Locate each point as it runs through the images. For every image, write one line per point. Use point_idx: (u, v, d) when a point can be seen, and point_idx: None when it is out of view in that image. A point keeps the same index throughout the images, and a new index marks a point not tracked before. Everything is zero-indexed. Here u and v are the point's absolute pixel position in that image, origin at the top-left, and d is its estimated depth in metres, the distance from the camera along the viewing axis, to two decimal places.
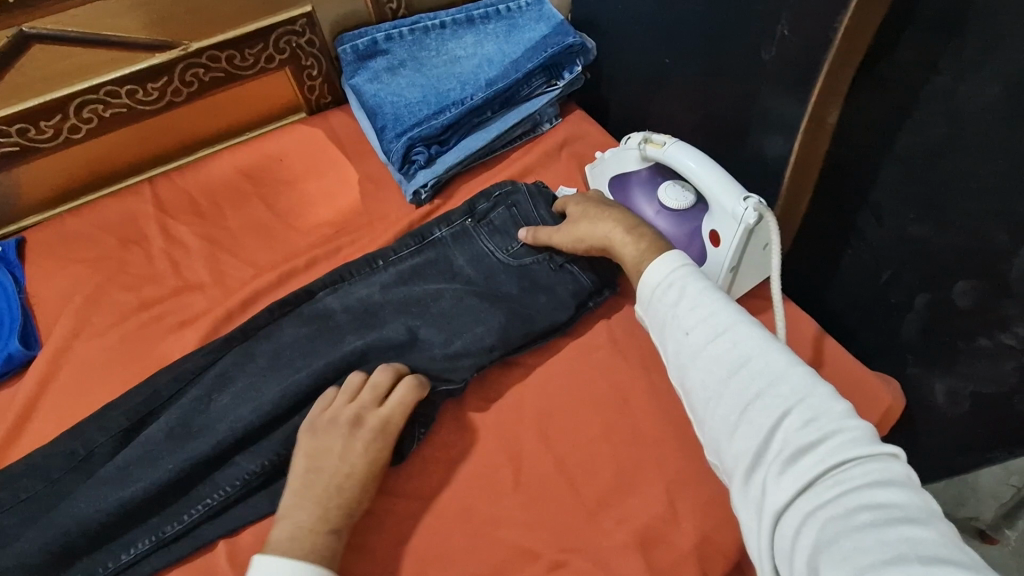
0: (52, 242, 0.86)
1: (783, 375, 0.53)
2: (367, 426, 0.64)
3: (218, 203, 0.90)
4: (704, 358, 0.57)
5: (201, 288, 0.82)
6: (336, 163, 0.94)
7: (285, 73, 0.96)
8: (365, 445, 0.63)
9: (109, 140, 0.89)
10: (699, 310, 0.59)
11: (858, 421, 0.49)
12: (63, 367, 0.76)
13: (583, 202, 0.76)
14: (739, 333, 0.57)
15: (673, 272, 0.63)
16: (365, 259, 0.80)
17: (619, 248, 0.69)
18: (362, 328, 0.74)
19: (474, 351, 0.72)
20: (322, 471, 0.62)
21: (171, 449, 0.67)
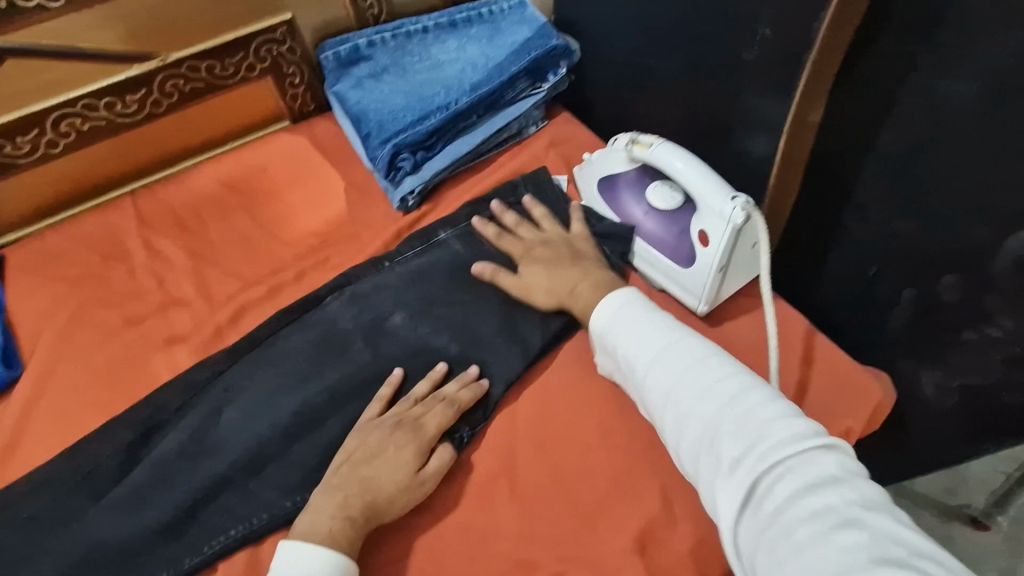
0: (32, 260, 0.84)
1: (723, 388, 0.55)
2: (410, 429, 0.65)
3: (202, 215, 0.89)
4: (647, 381, 0.59)
5: (186, 303, 0.81)
6: (320, 174, 0.93)
7: (268, 82, 0.95)
8: (404, 449, 0.64)
9: (89, 154, 0.87)
10: (643, 336, 0.62)
11: (792, 420, 0.50)
12: (46, 389, 0.74)
13: (538, 247, 0.76)
14: (676, 351, 0.59)
15: (620, 304, 0.65)
16: (371, 263, 0.81)
17: (569, 304, 0.71)
18: (370, 337, 0.74)
19: (480, 351, 0.73)
20: (359, 466, 0.63)
21: (186, 467, 0.67)
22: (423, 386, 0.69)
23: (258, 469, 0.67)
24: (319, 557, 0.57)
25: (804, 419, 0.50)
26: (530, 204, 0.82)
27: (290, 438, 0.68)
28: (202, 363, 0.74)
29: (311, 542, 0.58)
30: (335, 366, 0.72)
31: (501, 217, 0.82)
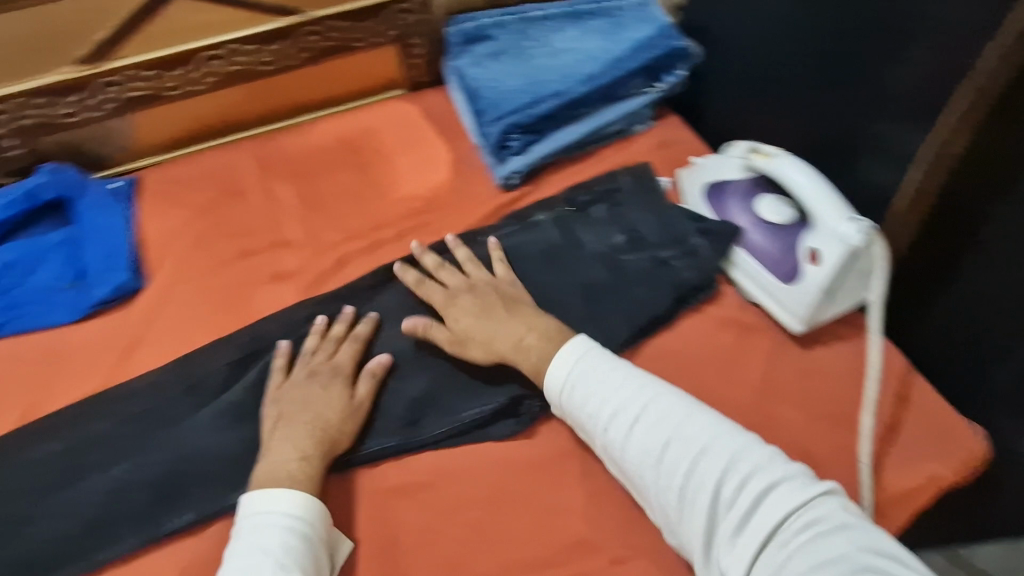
0: (163, 185, 0.92)
1: (706, 449, 0.58)
2: (322, 372, 0.69)
3: (316, 166, 0.94)
4: (633, 444, 0.61)
5: (295, 245, 0.86)
6: (428, 143, 0.97)
7: (394, 50, 0.99)
8: (331, 387, 0.68)
9: (225, 96, 0.93)
10: (615, 396, 0.63)
11: (784, 470, 0.55)
12: (164, 303, 0.80)
13: (462, 293, 0.74)
14: (658, 409, 0.61)
15: (583, 360, 0.66)
16: (467, 235, 0.84)
17: (514, 357, 0.69)
18: None
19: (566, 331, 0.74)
20: (292, 415, 0.66)
21: None
22: (311, 340, 0.72)
23: None
24: (294, 496, 0.59)
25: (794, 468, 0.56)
26: (453, 246, 0.80)
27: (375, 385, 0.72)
28: (304, 303, 0.78)
29: (276, 483, 0.60)
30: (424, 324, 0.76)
31: (421, 260, 0.79)
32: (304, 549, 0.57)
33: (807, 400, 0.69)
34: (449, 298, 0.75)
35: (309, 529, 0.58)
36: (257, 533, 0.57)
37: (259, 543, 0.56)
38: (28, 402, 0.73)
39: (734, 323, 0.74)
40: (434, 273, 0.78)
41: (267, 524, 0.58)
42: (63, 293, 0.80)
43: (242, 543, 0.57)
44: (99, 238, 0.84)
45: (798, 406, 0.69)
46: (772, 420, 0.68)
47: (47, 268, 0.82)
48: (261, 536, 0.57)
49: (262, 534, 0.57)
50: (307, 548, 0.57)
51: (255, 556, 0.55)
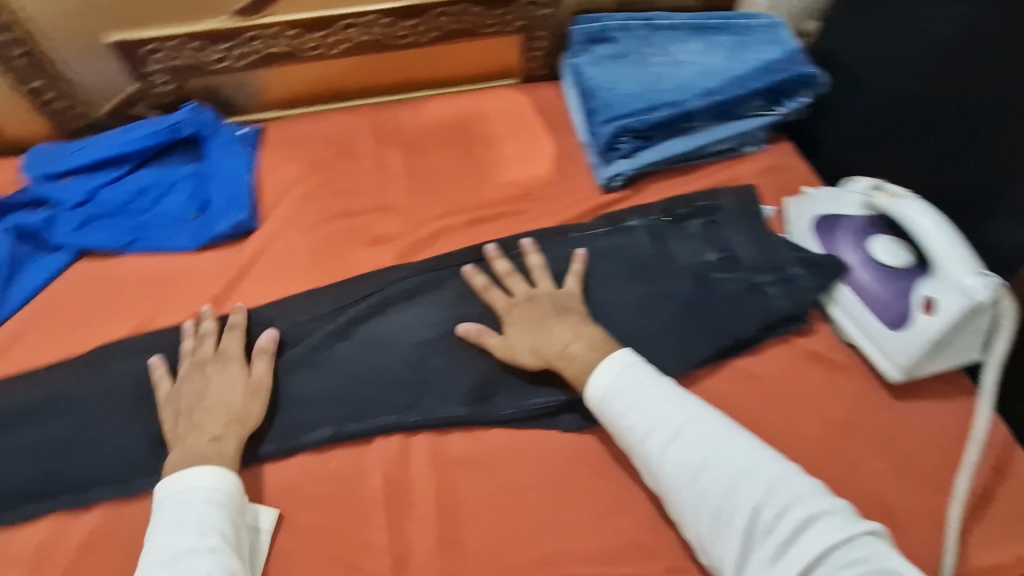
0: (285, 138, 0.98)
1: (746, 473, 0.56)
2: (210, 363, 0.70)
3: (425, 141, 0.98)
4: (669, 461, 0.59)
5: (396, 212, 0.90)
6: (535, 135, 0.99)
7: (517, 40, 1.01)
8: (226, 371, 0.69)
9: (355, 63, 0.98)
10: (655, 410, 0.61)
11: (828, 503, 0.53)
12: (271, 245, 0.85)
13: (524, 299, 0.74)
14: (698, 428, 0.60)
15: (625, 370, 0.65)
16: (559, 229, 0.83)
17: (559, 365, 0.68)
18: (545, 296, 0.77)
19: (651, 337, 0.73)
20: (192, 409, 0.66)
21: (361, 352, 0.74)
22: (188, 342, 0.72)
23: (423, 373, 0.72)
24: (208, 470, 0.60)
25: (840, 502, 0.53)
26: (492, 256, 0.78)
27: (453, 357, 0.73)
28: (399, 266, 0.81)
29: (192, 462, 0.61)
30: None
31: (494, 264, 0.78)
32: (221, 515, 0.58)
33: (894, 453, 0.66)
34: (510, 301, 0.74)
35: (228, 497, 0.59)
36: (174, 509, 0.58)
37: (177, 519, 0.57)
38: (143, 315, 0.78)
39: (825, 360, 0.72)
40: (502, 277, 0.77)
41: (184, 500, 0.58)
42: (188, 223, 0.86)
43: (159, 523, 0.57)
44: (225, 178, 0.90)
45: (885, 457, 0.66)
46: (854, 466, 0.66)
47: (176, 196, 0.89)
48: (177, 511, 0.57)
49: (178, 510, 0.57)
50: (225, 516, 0.58)
51: (177, 529, 0.56)
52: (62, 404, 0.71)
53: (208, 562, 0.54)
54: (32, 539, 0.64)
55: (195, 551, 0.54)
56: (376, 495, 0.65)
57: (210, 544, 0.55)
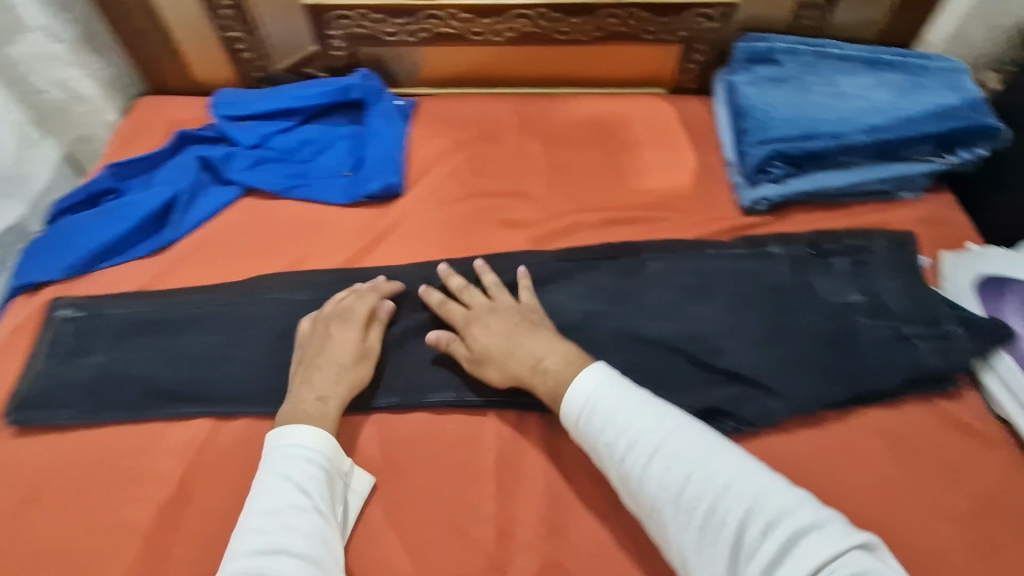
0: (437, 114, 1.02)
1: (731, 489, 0.55)
2: (338, 318, 0.73)
3: (568, 136, 0.99)
4: (650, 480, 0.57)
5: (532, 199, 0.91)
6: (678, 147, 0.98)
7: (675, 50, 1.01)
8: (342, 330, 0.72)
9: (515, 52, 1.01)
10: (636, 425, 0.60)
11: (815, 515, 0.52)
12: (411, 211, 0.90)
13: (489, 311, 0.74)
14: (677, 442, 0.58)
15: (604, 382, 0.63)
16: (696, 243, 0.83)
17: (532, 380, 0.68)
18: (674, 307, 0.77)
19: (783, 369, 0.70)
20: (314, 362, 0.70)
21: None
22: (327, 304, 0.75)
23: None
24: (313, 433, 0.64)
25: (829, 514, 0.52)
26: (481, 270, 0.79)
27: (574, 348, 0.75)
28: (529, 252, 0.84)
29: (293, 420, 0.65)
30: (634, 312, 0.77)
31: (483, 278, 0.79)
32: (321, 478, 0.61)
33: None
34: (472, 318, 0.74)
35: (328, 462, 0.63)
36: (281, 462, 0.62)
37: (281, 471, 0.61)
38: (295, 255, 0.85)
39: (969, 428, 0.68)
40: (458, 293, 0.77)
41: (290, 456, 0.62)
42: (342, 178, 0.93)
43: (266, 473, 0.61)
44: (380, 141, 0.95)
45: None
46: (990, 546, 0.61)
47: (334, 152, 0.96)
48: (284, 465, 0.61)
49: (283, 464, 0.61)
50: (322, 480, 0.61)
51: (281, 483, 0.60)
52: (219, 324, 0.78)
53: (307, 521, 0.58)
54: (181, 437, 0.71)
55: (297, 509, 0.58)
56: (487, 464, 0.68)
57: (311, 505, 0.59)
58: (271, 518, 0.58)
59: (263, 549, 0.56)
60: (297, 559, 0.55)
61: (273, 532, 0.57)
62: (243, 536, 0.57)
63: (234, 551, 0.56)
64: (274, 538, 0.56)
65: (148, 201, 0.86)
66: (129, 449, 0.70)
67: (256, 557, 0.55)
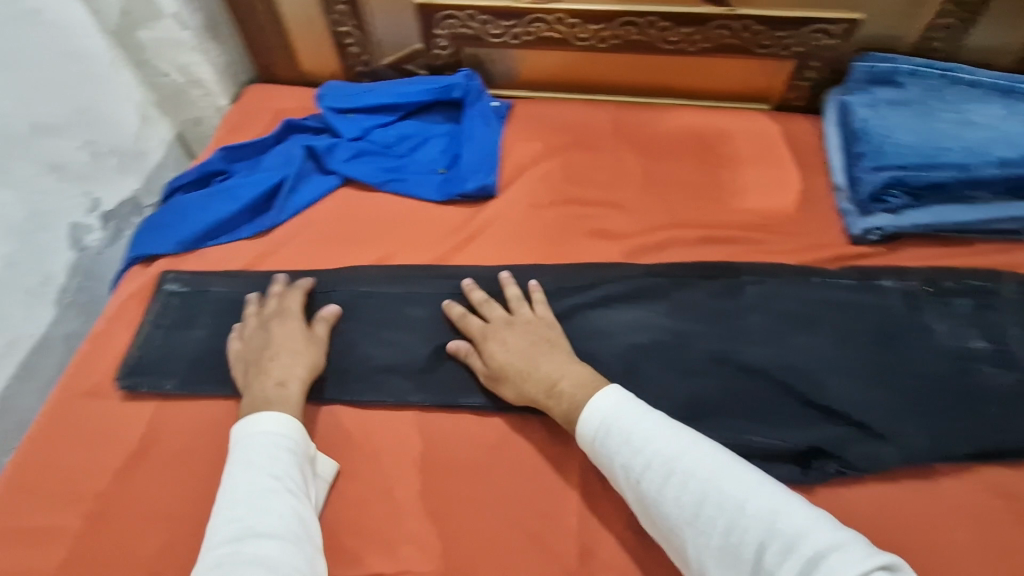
0: (532, 117, 1.02)
1: (747, 508, 0.52)
2: (274, 316, 0.76)
3: (665, 148, 0.97)
4: (666, 502, 0.56)
5: (625, 210, 0.89)
6: (783, 167, 0.94)
7: (787, 65, 0.97)
8: (283, 324, 0.75)
9: (617, 59, 1.00)
10: (649, 444, 0.59)
11: (835, 536, 0.48)
12: (503, 213, 0.90)
13: (507, 326, 0.74)
14: (691, 463, 0.57)
15: (617, 401, 0.63)
16: (801, 270, 0.79)
17: (547, 401, 0.68)
18: (773, 336, 0.74)
19: (893, 412, 0.66)
20: (261, 359, 0.71)
21: (580, 338, 0.76)
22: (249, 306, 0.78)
23: (635, 377, 0.73)
24: (276, 416, 0.65)
25: (849, 536, 0.48)
26: (506, 282, 0.79)
27: (665, 368, 0.73)
28: (621, 265, 0.82)
29: (262, 409, 0.66)
30: (730, 336, 0.75)
31: (506, 289, 0.79)
32: (289, 458, 0.62)
33: None
34: (492, 330, 0.74)
35: (294, 443, 0.64)
36: (249, 450, 0.62)
37: (251, 460, 0.61)
38: (388, 249, 0.87)
39: None
40: (478, 306, 0.78)
41: (258, 441, 0.62)
42: (436, 176, 0.94)
43: (235, 465, 0.61)
44: (478, 140, 0.95)
45: None
46: None
47: (430, 148, 0.97)
48: (253, 451, 0.62)
49: (251, 451, 0.62)
50: (291, 459, 0.62)
51: (250, 469, 0.60)
52: (314, 309, 0.81)
53: (284, 502, 0.58)
54: None
55: (271, 490, 0.58)
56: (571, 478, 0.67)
57: (285, 486, 0.59)
58: (244, 503, 0.57)
59: (238, 533, 0.55)
60: (275, 539, 0.55)
61: (247, 516, 0.56)
62: (218, 527, 0.56)
63: (209, 542, 0.55)
64: (248, 522, 0.56)
65: (256, 184, 0.90)
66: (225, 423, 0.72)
67: (232, 542, 0.55)
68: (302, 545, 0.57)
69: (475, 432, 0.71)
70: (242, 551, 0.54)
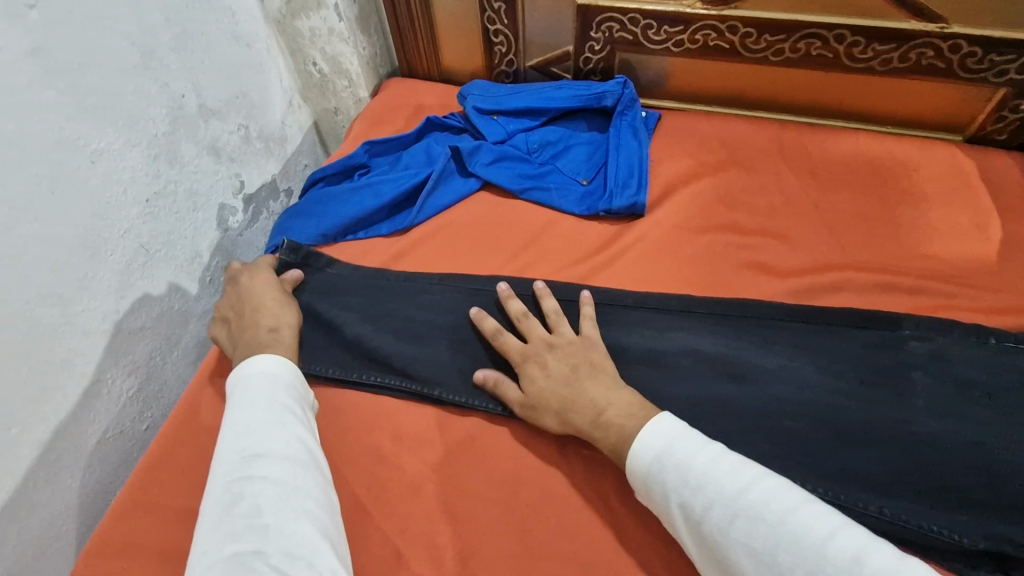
0: (683, 131, 0.95)
1: (826, 557, 0.47)
2: (247, 274, 0.78)
3: (836, 176, 0.87)
4: (732, 546, 0.51)
5: (787, 243, 0.81)
6: (980, 209, 0.82)
7: (995, 92, 0.84)
8: (256, 276, 0.78)
9: (788, 74, 0.91)
10: (709, 483, 0.54)
11: None
12: (649, 234, 0.83)
13: (545, 347, 0.69)
14: (754, 501, 0.52)
15: (669, 430, 0.58)
16: (1008, 337, 0.68)
17: (591, 433, 0.63)
18: (968, 410, 0.64)
19: None
20: (247, 312, 0.73)
21: (735, 384, 0.69)
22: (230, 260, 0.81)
23: (802, 438, 0.65)
24: (261, 353, 0.66)
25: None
26: (542, 292, 0.74)
27: (836, 431, 0.64)
28: (786, 305, 0.74)
29: (257, 352, 0.68)
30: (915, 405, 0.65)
31: (541, 301, 0.74)
32: (286, 392, 0.63)
33: None
34: (523, 349, 0.70)
35: (291, 379, 0.65)
36: (249, 387, 0.63)
37: (252, 394, 0.62)
38: (525, 260, 0.82)
39: None
40: (514, 318, 0.73)
41: (258, 378, 0.63)
42: (578, 186, 0.89)
43: (236, 399, 0.62)
44: (626, 152, 0.89)
45: None
46: None
47: (572, 157, 0.93)
48: (254, 385, 0.63)
49: (252, 387, 0.62)
50: (290, 392, 0.64)
51: (252, 402, 0.61)
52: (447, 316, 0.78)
53: (285, 429, 0.59)
54: (403, 424, 0.71)
55: (276, 419, 0.59)
56: None
57: (285, 416, 0.60)
58: (248, 431, 0.58)
59: (245, 458, 0.56)
60: (283, 463, 0.56)
61: (251, 441, 0.57)
62: (225, 455, 0.56)
63: (216, 469, 0.56)
64: (255, 448, 0.56)
65: (399, 180, 0.89)
66: (358, 424, 0.71)
67: (240, 466, 0.55)
68: (308, 468, 0.57)
69: (617, 473, 0.65)
70: (252, 473, 0.54)
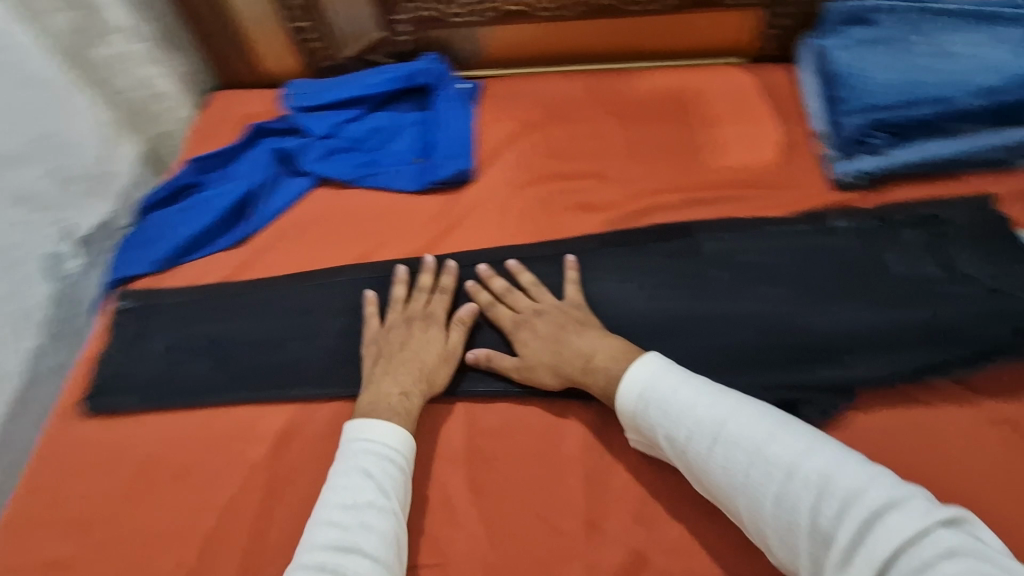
0: (503, 95, 0.99)
1: (793, 471, 0.52)
2: (414, 320, 0.73)
3: (642, 112, 0.95)
4: (715, 466, 0.56)
5: (606, 180, 0.88)
6: (763, 121, 0.92)
7: (755, 13, 0.96)
8: (429, 330, 0.73)
9: (585, 27, 0.98)
10: (689, 412, 0.58)
11: (887, 494, 0.47)
12: (482, 197, 0.88)
13: (536, 314, 0.73)
14: (737, 429, 0.56)
15: (654, 371, 0.62)
16: (783, 226, 0.79)
17: (582, 378, 0.67)
18: (761, 292, 0.74)
19: (879, 349, 0.68)
20: (393, 356, 0.70)
21: None
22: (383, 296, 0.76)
23: None
24: (390, 426, 0.63)
25: (913, 497, 0.47)
26: (517, 270, 0.77)
27: (656, 337, 0.72)
28: (604, 235, 0.81)
29: (371, 413, 0.65)
30: (720, 298, 0.74)
31: (517, 276, 0.77)
32: (399, 480, 0.61)
33: None
34: (524, 320, 0.73)
35: (404, 459, 0.62)
36: (357, 459, 0.61)
37: (358, 466, 0.60)
38: (368, 245, 0.85)
39: None
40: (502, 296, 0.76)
41: (371, 449, 0.62)
42: (410, 165, 0.92)
43: (343, 465, 0.61)
44: (452, 126, 0.93)
45: None
46: None
47: (401, 140, 0.95)
48: (361, 460, 0.61)
49: (361, 460, 0.61)
50: (399, 473, 0.61)
51: (360, 484, 0.59)
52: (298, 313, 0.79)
53: (381, 513, 0.57)
54: (265, 424, 0.72)
55: (373, 500, 0.58)
56: (573, 457, 0.67)
57: (385, 499, 0.58)
58: (347, 507, 0.57)
59: (341, 542, 0.55)
60: (369, 552, 0.55)
61: (350, 528, 0.56)
62: (319, 528, 0.56)
63: (311, 543, 0.55)
64: (350, 532, 0.55)
65: (230, 194, 0.88)
66: (224, 436, 0.71)
67: (334, 552, 0.54)
68: (394, 564, 0.56)
69: (482, 418, 0.71)
70: (340, 564, 0.53)
